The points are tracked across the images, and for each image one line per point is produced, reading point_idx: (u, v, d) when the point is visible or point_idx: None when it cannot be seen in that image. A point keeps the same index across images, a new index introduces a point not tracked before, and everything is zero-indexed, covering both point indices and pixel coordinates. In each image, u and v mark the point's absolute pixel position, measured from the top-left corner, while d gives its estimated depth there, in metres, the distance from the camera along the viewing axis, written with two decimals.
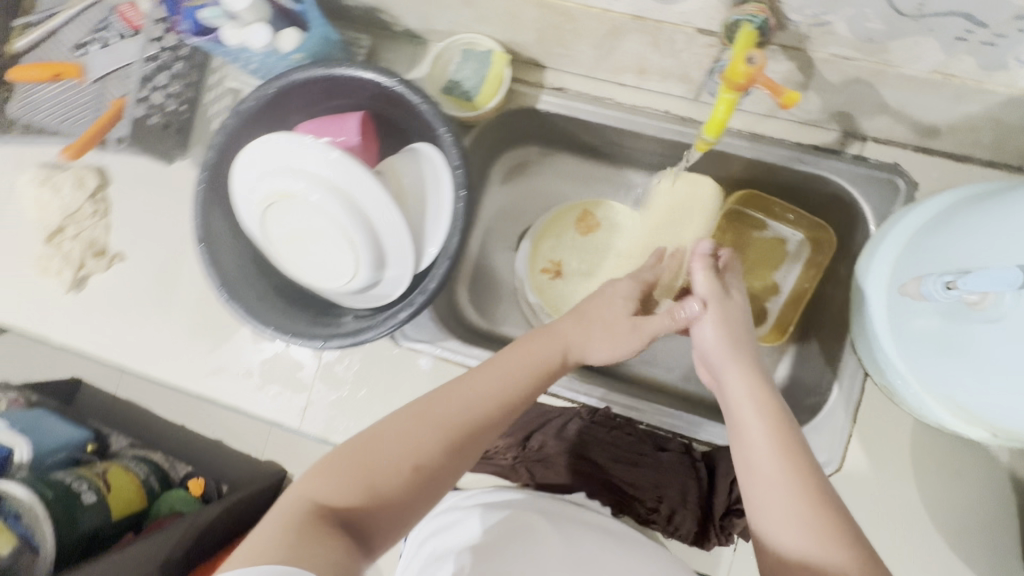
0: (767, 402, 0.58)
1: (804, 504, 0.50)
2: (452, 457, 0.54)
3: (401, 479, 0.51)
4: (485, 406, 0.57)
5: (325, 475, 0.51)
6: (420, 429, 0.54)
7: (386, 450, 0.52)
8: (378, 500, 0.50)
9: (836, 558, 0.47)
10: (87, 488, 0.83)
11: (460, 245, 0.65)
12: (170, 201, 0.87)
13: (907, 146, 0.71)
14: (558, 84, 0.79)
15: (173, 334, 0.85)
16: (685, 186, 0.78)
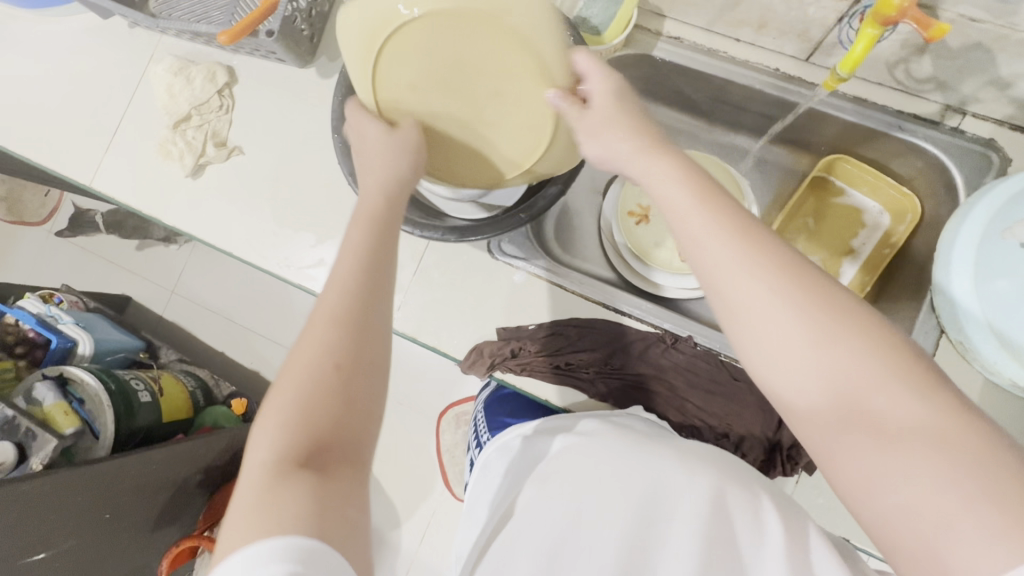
0: (709, 203, 0.46)
1: (785, 289, 0.41)
2: (361, 344, 0.51)
3: (329, 381, 0.48)
4: (367, 276, 0.53)
5: (264, 427, 0.47)
6: (318, 333, 0.50)
7: (303, 375, 0.48)
8: (336, 418, 0.47)
9: (799, 333, 0.40)
10: (144, 389, 1.30)
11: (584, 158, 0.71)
12: (291, 104, 0.93)
13: (1005, 123, 0.75)
14: (675, 34, 0.84)
15: (279, 226, 0.91)
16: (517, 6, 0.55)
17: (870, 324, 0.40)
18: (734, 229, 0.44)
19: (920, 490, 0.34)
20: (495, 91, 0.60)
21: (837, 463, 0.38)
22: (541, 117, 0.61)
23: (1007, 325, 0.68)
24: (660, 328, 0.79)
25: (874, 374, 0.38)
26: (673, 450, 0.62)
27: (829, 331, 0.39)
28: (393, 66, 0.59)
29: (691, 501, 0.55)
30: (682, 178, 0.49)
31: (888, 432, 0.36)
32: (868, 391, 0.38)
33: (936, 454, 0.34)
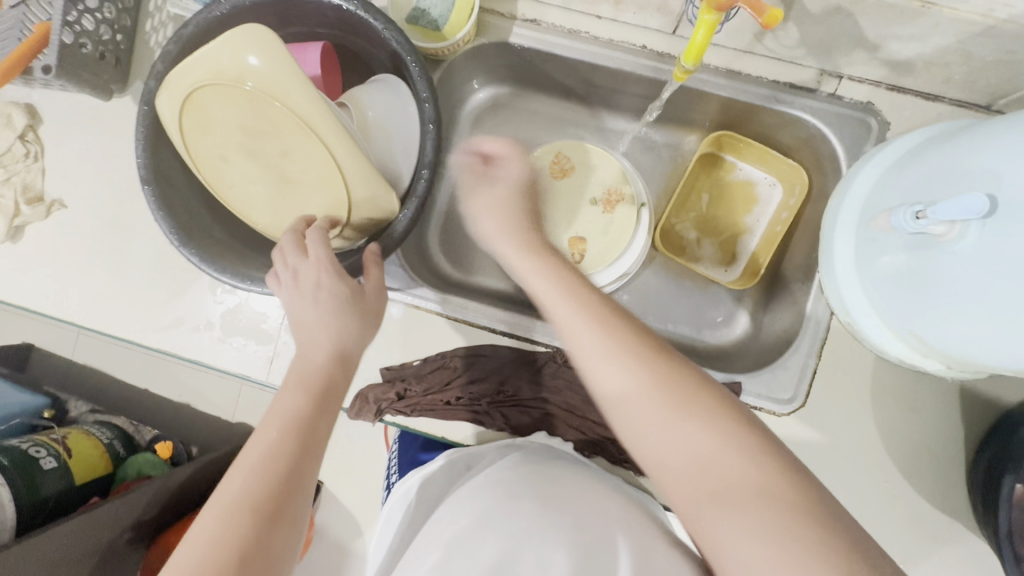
0: (572, 286, 0.53)
1: (604, 360, 0.47)
2: (301, 461, 0.49)
3: (278, 491, 0.47)
4: (319, 403, 0.53)
5: (207, 523, 0.45)
6: (264, 445, 0.49)
7: (253, 480, 0.47)
8: (267, 521, 0.45)
9: (636, 383, 0.45)
10: (46, 455, 0.99)
11: (430, 185, 0.62)
12: (113, 141, 0.80)
13: (881, 84, 0.71)
14: (531, 15, 0.74)
15: (125, 285, 0.80)
16: (240, 46, 0.53)
17: (674, 376, 0.45)
18: (576, 309, 0.50)
19: (729, 538, 0.38)
20: (286, 153, 0.59)
21: (682, 512, 0.42)
22: (333, 171, 0.59)
23: (886, 307, 0.64)
24: (552, 346, 0.74)
25: (679, 426, 0.43)
26: (534, 501, 0.55)
27: (648, 389, 0.45)
28: (198, 137, 0.60)
29: (534, 560, 0.48)
30: (538, 266, 0.56)
31: (711, 484, 0.40)
32: (680, 443, 0.42)
33: (743, 506, 0.38)
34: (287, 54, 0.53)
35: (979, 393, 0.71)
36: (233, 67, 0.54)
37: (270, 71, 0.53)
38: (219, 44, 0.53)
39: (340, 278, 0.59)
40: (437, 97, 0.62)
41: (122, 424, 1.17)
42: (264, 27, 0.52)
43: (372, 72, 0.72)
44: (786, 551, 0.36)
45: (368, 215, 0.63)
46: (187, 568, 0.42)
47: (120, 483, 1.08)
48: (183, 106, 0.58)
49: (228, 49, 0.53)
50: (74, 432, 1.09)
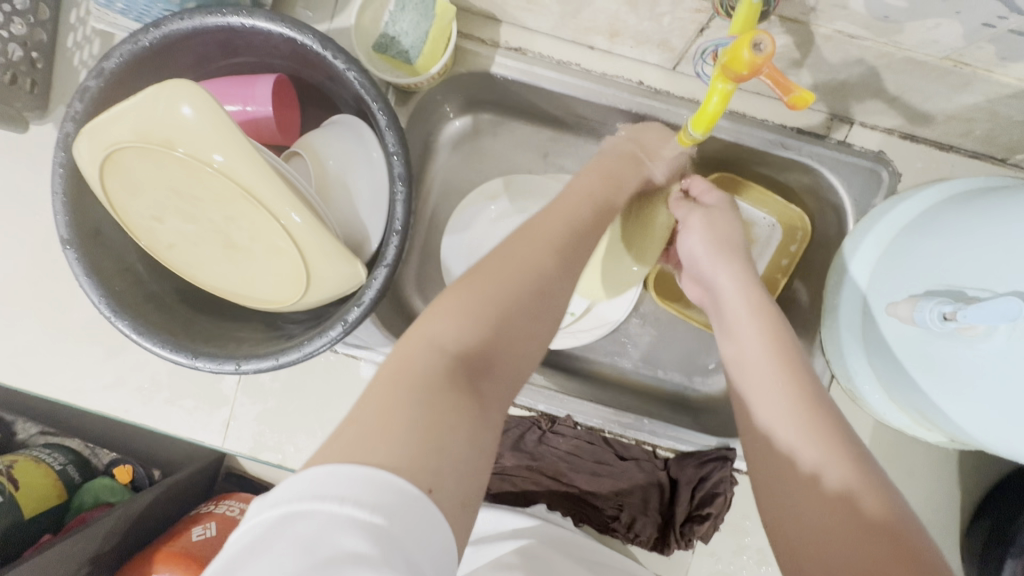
0: (765, 307, 0.53)
1: (780, 379, 0.47)
2: (551, 293, 0.44)
3: (527, 310, 0.42)
4: (578, 241, 0.48)
5: (478, 282, 0.42)
6: (517, 263, 0.44)
7: (500, 292, 0.41)
8: (498, 334, 0.40)
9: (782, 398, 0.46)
10: None
11: (402, 249, 0.54)
12: (33, 176, 0.70)
13: (894, 132, 0.66)
14: (517, 43, 0.66)
15: (56, 340, 0.71)
16: (166, 101, 0.46)
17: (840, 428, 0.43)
18: (778, 331, 0.50)
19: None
20: (232, 220, 0.52)
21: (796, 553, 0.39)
22: (278, 235, 0.51)
23: (888, 383, 0.60)
24: (535, 409, 0.70)
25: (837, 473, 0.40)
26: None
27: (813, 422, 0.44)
28: (124, 196, 0.52)
29: None
30: (749, 275, 0.57)
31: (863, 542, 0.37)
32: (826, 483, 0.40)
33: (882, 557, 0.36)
34: (222, 115, 0.46)
35: (979, 457, 0.68)
36: (166, 124, 0.47)
37: (204, 127, 0.47)
38: (148, 104, 0.47)
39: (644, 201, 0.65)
40: (409, 152, 0.53)
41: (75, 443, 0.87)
42: (194, 83, 0.46)
43: (335, 107, 0.64)
44: None
45: (326, 284, 0.54)
46: (482, 293, 0.41)
47: (76, 515, 0.81)
48: (104, 165, 0.50)
49: (154, 101, 0.46)
50: (19, 454, 0.81)
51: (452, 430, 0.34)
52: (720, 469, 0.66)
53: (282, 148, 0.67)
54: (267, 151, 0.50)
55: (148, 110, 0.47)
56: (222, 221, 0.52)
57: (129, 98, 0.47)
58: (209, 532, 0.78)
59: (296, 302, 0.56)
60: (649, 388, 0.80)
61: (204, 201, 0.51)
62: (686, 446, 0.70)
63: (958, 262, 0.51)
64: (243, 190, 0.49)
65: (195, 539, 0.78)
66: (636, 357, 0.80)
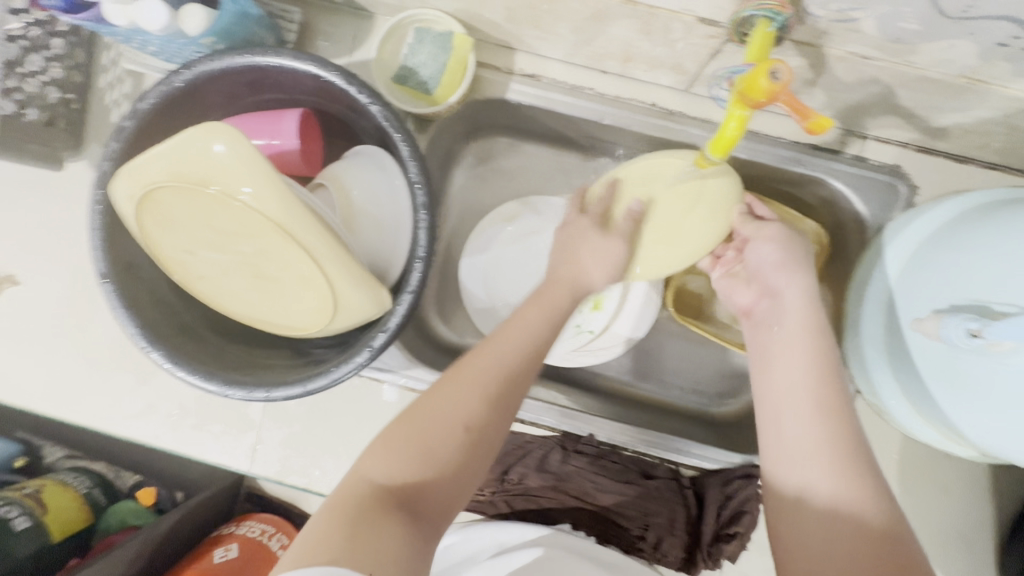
0: (818, 324, 0.52)
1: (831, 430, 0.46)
2: (485, 431, 0.46)
3: (454, 447, 0.44)
4: (521, 364, 0.49)
5: (417, 414, 0.46)
6: (443, 403, 0.46)
7: (431, 432, 0.44)
8: (428, 470, 0.43)
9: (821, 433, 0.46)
10: (17, 513, 0.75)
11: (426, 276, 0.55)
12: (66, 210, 0.72)
13: (909, 145, 0.66)
14: (532, 70, 0.68)
15: (87, 369, 0.73)
16: (205, 144, 0.48)
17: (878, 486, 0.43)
18: (830, 378, 0.49)
19: None
20: (261, 252, 0.53)
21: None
22: (309, 268, 0.53)
23: (916, 398, 0.59)
24: (558, 428, 0.71)
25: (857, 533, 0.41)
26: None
27: (846, 470, 0.44)
28: (159, 231, 0.54)
29: None
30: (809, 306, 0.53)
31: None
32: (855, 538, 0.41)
33: None
34: (259, 157, 0.48)
35: (1009, 470, 0.67)
36: (200, 163, 0.49)
37: (238, 166, 0.48)
38: (184, 145, 0.48)
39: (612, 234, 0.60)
40: (431, 182, 0.55)
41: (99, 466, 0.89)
42: (228, 126, 0.48)
43: (356, 138, 0.66)
44: None
45: (353, 312, 0.56)
46: (410, 435, 0.44)
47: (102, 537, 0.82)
48: (141, 201, 0.52)
49: (194, 142, 0.48)
50: (47, 477, 0.82)
51: (374, 555, 0.38)
52: (747, 487, 0.66)
53: (306, 177, 0.69)
54: (298, 187, 0.52)
55: (187, 150, 0.49)
56: (255, 258, 0.54)
57: (170, 135, 0.49)
58: (230, 553, 0.81)
59: (324, 330, 0.58)
60: (670, 404, 0.79)
61: (238, 237, 0.53)
62: (711, 464, 0.69)
63: (986, 276, 0.52)
64: (278, 231, 0.51)
65: (217, 560, 0.80)
66: (656, 375, 0.80)
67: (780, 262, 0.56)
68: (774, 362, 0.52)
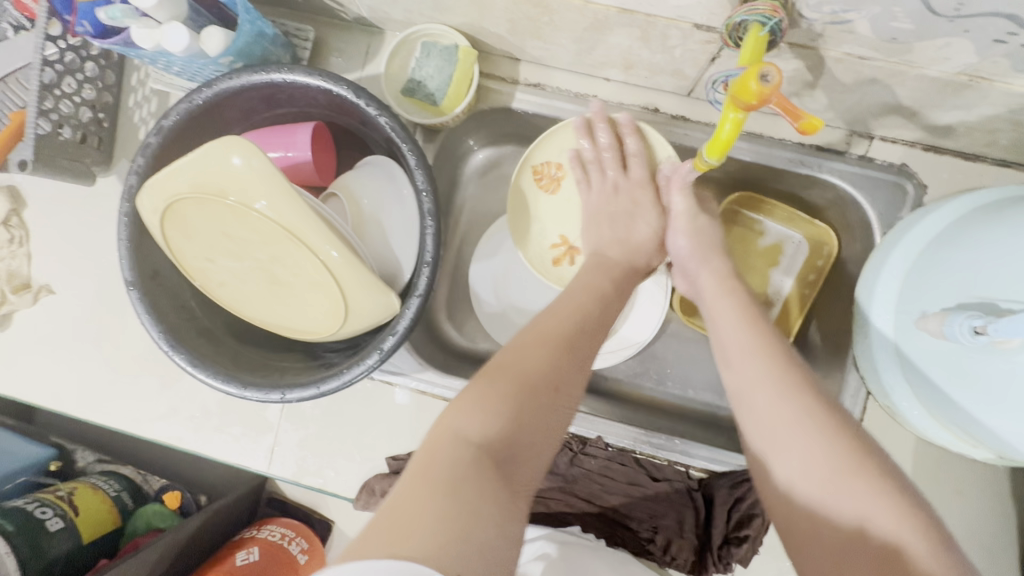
0: (739, 292, 0.55)
1: (767, 385, 0.46)
2: (566, 376, 0.47)
3: (544, 400, 0.45)
4: (586, 318, 0.53)
5: (497, 366, 0.46)
6: (523, 361, 0.47)
7: (524, 380, 0.45)
8: (518, 425, 0.43)
9: (768, 380, 0.46)
10: (51, 514, 0.78)
11: (432, 280, 0.57)
12: (98, 221, 0.76)
13: (916, 145, 0.65)
14: (536, 79, 0.70)
15: (117, 373, 0.76)
16: (218, 151, 0.51)
17: (836, 423, 0.43)
18: (760, 334, 0.50)
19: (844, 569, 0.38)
20: (274, 258, 0.56)
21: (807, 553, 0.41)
22: (319, 273, 0.55)
23: (932, 401, 0.58)
24: (566, 430, 0.70)
25: (820, 476, 0.41)
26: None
27: (795, 423, 0.43)
28: (182, 240, 0.57)
29: None
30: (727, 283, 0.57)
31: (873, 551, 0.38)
32: (823, 486, 0.41)
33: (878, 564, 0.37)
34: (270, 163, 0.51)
35: None
36: (220, 176, 0.52)
37: (249, 176, 0.51)
38: (205, 159, 0.52)
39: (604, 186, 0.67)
40: (436, 188, 0.56)
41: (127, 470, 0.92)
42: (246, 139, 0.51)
43: (367, 149, 0.68)
44: None
45: (363, 316, 0.58)
46: (494, 391, 0.44)
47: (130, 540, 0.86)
48: (164, 213, 0.55)
49: (207, 152, 0.51)
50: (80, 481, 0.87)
51: (475, 514, 0.37)
52: (755, 490, 0.66)
53: (320, 187, 0.71)
54: (308, 196, 0.55)
55: (200, 156, 0.51)
56: (264, 263, 0.57)
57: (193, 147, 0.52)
58: (252, 556, 0.82)
59: (335, 333, 0.60)
60: (679, 407, 0.80)
61: (249, 242, 0.56)
62: (719, 467, 0.68)
63: (985, 276, 0.54)
64: (280, 230, 0.53)
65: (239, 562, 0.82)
66: (665, 378, 0.81)
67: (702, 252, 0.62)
68: (716, 322, 0.54)
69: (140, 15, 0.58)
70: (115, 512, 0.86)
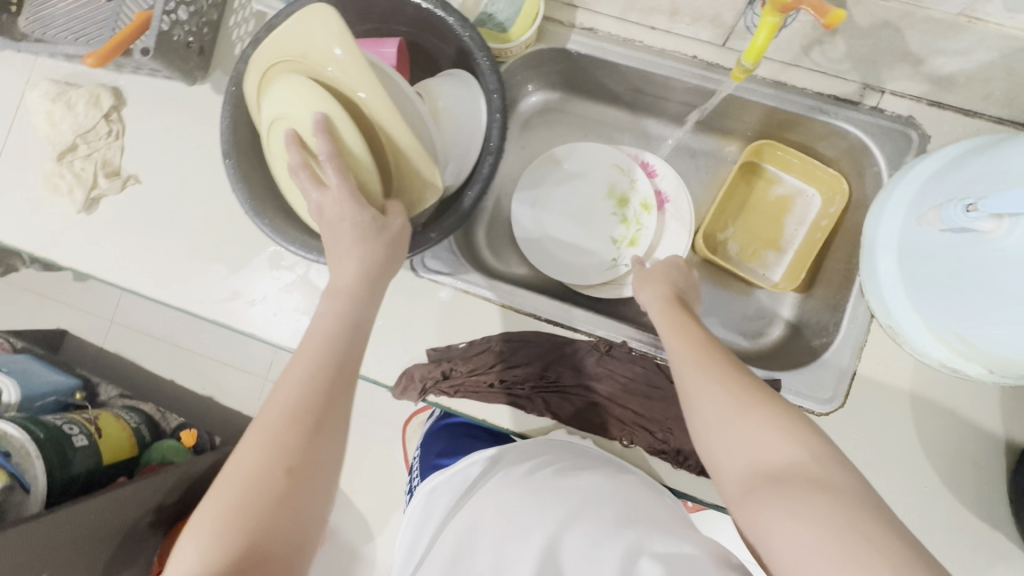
0: (681, 319, 0.64)
1: (695, 370, 0.57)
2: (285, 454, 0.49)
3: (275, 485, 0.48)
4: (316, 377, 0.54)
5: (234, 464, 0.50)
6: (269, 423, 0.51)
7: (237, 478, 0.48)
8: (248, 529, 0.46)
9: (687, 376, 0.57)
10: (76, 431, 1.05)
11: (493, 169, 0.66)
12: (189, 122, 0.86)
13: (922, 99, 0.74)
14: (588, 25, 0.80)
15: (187, 259, 0.84)
16: (303, 22, 0.59)
17: (748, 387, 0.54)
18: (693, 346, 0.59)
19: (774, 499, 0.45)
20: None
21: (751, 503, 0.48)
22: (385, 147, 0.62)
23: (926, 309, 0.66)
24: (595, 335, 0.78)
25: (744, 419, 0.51)
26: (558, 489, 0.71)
27: (719, 399, 0.54)
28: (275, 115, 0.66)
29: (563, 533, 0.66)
30: (667, 310, 0.66)
31: (782, 480, 0.46)
32: (787, 529, 0.43)
33: (801, 495, 0.44)
34: (338, 22, 0.57)
35: (1015, 398, 0.72)
36: (308, 44, 0.60)
37: (334, 50, 0.58)
38: (300, 25, 0.59)
39: (374, 225, 0.61)
40: (505, 91, 0.66)
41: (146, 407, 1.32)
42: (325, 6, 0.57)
43: (439, 68, 0.78)
44: (838, 519, 0.41)
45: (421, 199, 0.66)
46: (231, 488, 0.48)
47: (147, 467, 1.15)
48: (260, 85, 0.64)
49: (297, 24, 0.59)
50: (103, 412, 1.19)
51: None
52: None
53: None
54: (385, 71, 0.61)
55: (294, 31, 0.59)
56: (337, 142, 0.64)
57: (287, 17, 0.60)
58: None
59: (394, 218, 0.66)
60: None
61: None
62: None
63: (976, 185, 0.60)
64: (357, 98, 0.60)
65: None
66: None
67: (645, 284, 0.72)
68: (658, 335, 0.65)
69: None
70: (133, 443, 1.18)
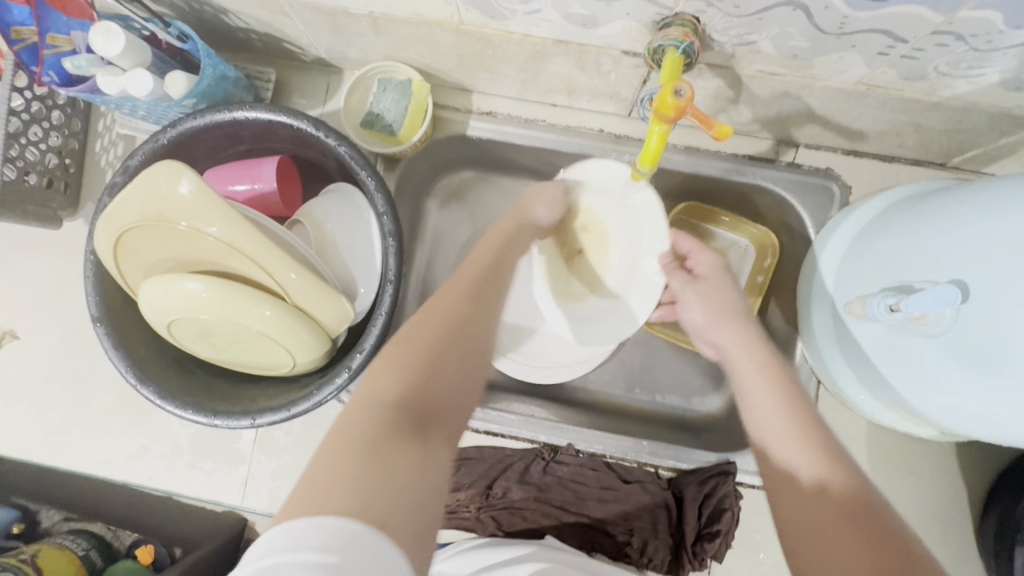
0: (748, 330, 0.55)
1: (781, 414, 0.46)
2: (470, 332, 0.46)
3: (460, 350, 0.45)
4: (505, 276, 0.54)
5: (416, 322, 0.46)
6: (412, 350, 0.44)
7: (435, 335, 0.45)
8: (426, 379, 0.42)
9: (768, 402, 0.47)
10: None
11: (395, 298, 0.59)
12: (65, 264, 0.77)
13: (838, 150, 0.72)
14: (486, 108, 0.75)
15: (85, 417, 0.76)
16: (157, 177, 0.53)
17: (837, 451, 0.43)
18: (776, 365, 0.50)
19: None
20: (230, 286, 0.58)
21: None
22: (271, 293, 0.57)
23: (870, 384, 0.62)
24: (538, 440, 0.72)
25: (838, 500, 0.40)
26: None
27: (803, 444, 0.43)
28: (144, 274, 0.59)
29: None
30: (740, 329, 0.55)
31: None
32: None
33: None
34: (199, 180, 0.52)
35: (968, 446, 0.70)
36: (167, 197, 0.53)
37: (203, 204, 0.53)
38: (154, 179, 0.53)
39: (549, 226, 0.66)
40: (396, 211, 0.59)
41: (97, 526, 0.79)
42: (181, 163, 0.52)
43: (331, 178, 0.72)
44: None
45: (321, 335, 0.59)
46: (432, 338, 0.44)
47: None
48: (117, 246, 0.57)
49: (153, 178, 0.53)
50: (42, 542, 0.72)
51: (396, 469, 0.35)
52: (724, 484, 0.68)
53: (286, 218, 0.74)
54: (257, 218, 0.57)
55: (148, 185, 0.53)
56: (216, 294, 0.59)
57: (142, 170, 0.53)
58: None
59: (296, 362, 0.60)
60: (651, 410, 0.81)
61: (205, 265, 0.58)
62: (687, 464, 0.70)
63: (893, 265, 0.55)
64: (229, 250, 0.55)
65: None
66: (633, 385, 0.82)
67: (702, 298, 0.60)
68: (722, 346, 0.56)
69: (106, 63, 0.61)
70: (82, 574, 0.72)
